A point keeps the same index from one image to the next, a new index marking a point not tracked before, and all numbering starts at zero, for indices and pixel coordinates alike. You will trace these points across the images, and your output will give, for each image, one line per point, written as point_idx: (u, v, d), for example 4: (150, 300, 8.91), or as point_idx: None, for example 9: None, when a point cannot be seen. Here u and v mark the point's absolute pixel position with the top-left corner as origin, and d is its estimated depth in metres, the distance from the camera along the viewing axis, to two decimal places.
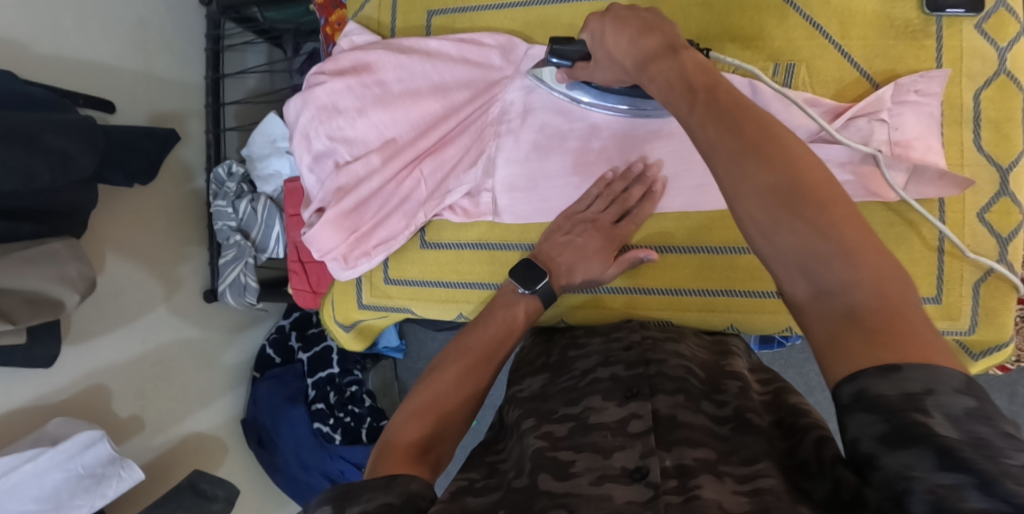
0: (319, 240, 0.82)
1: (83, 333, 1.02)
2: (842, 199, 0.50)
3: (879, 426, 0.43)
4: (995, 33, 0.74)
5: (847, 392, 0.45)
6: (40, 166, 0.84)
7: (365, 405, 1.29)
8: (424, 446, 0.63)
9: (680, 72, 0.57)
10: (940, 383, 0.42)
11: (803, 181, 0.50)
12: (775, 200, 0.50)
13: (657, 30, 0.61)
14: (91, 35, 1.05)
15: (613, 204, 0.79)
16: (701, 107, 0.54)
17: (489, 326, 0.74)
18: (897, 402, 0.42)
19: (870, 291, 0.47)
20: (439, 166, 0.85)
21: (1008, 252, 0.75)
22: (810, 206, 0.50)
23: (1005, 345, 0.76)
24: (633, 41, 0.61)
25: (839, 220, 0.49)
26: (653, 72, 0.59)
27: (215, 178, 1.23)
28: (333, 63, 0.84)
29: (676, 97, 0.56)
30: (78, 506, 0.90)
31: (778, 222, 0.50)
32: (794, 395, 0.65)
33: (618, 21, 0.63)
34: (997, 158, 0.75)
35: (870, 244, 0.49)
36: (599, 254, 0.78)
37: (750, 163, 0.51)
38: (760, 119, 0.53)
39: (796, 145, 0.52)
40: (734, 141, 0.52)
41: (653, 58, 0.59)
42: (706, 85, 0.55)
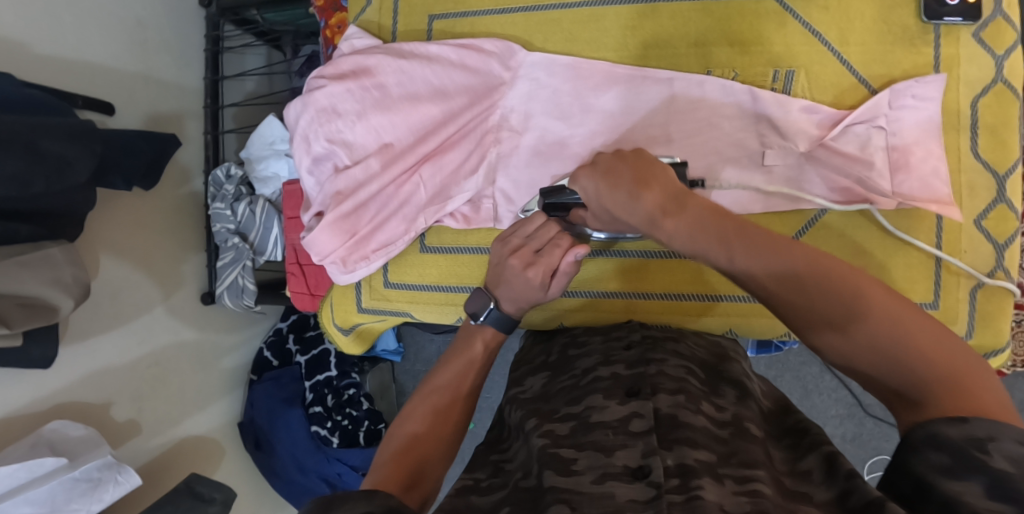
0: (318, 243, 0.82)
1: (81, 334, 1.02)
2: (893, 300, 0.52)
3: (942, 458, 0.45)
4: (992, 41, 0.75)
5: (916, 435, 0.47)
6: (36, 176, 0.84)
7: (362, 408, 1.30)
8: (406, 483, 0.63)
9: (703, 217, 0.56)
10: (1002, 432, 0.44)
11: (863, 305, 0.52)
12: (837, 324, 0.52)
13: (655, 177, 0.59)
14: (89, 37, 1.05)
15: (544, 247, 0.74)
16: (737, 253, 0.55)
17: (460, 354, 0.76)
18: (961, 443, 0.45)
19: (948, 380, 0.49)
20: (439, 171, 0.84)
21: (1005, 258, 0.75)
22: (872, 324, 0.51)
23: (1002, 351, 0.76)
24: (632, 197, 0.58)
25: (903, 321, 0.51)
26: (669, 228, 0.57)
27: (214, 180, 1.23)
28: (333, 67, 0.84)
29: (707, 244, 0.56)
30: (74, 510, 0.89)
31: (847, 341, 0.52)
32: (799, 414, 0.67)
33: (607, 176, 0.60)
34: (994, 165, 0.75)
35: (943, 342, 0.50)
36: (536, 287, 0.73)
37: (804, 298, 0.53)
38: (796, 252, 0.54)
39: (834, 264, 0.54)
40: (780, 284, 0.54)
41: (663, 215, 0.57)
42: (730, 230, 0.55)
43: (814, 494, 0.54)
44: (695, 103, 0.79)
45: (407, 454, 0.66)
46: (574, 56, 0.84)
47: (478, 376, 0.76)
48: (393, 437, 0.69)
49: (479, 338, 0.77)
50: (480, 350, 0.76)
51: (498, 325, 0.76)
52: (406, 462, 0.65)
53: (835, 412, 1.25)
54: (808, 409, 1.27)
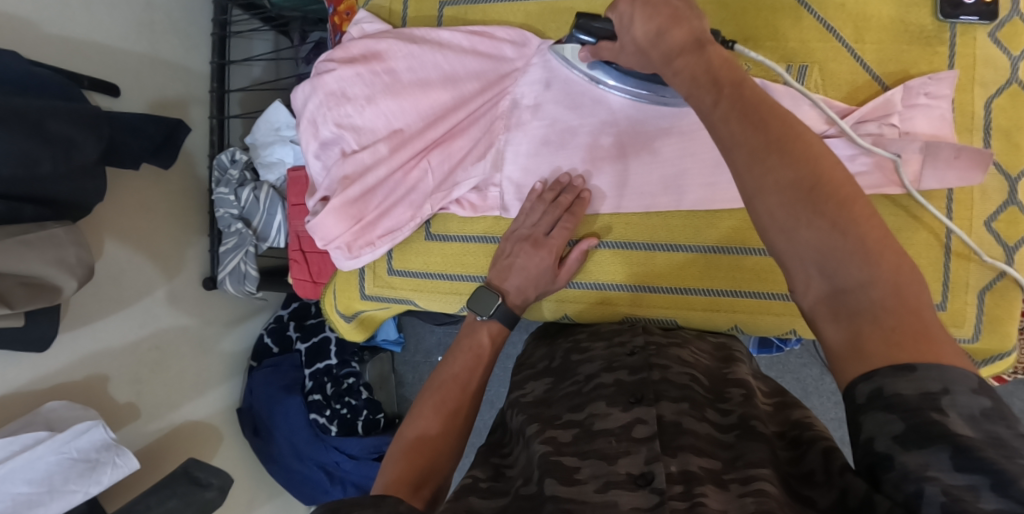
0: (323, 227, 0.80)
1: (82, 314, 1.01)
2: (862, 199, 0.50)
3: (897, 425, 0.44)
4: (1008, 42, 0.74)
5: (862, 390, 0.46)
6: (44, 155, 0.84)
7: (361, 398, 1.30)
8: (415, 482, 0.64)
9: (707, 67, 0.55)
10: (956, 382, 0.44)
11: (825, 183, 0.50)
12: (796, 197, 0.50)
13: (686, 21, 0.57)
14: (97, 17, 1.04)
15: (551, 230, 0.80)
16: (725, 100, 0.53)
17: (464, 350, 0.78)
18: (915, 402, 0.44)
19: (887, 290, 0.48)
20: (447, 157, 0.84)
21: (1014, 260, 0.75)
22: (828, 205, 0.50)
23: (1008, 354, 0.76)
24: (659, 33, 0.58)
25: (859, 219, 0.49)
26: (678, 66, 0.56)
27: (219, 164, 1.23)
28: (343, 50, 0.83)
29: (699, 88, 0.55)
30: (72, 491, 0.89)
31: (797, 219, 0.50)
32: (799, 410, 0.65)
33: (644, 5, 0.58)
34: (1006, 167, 0.75)
35: (894, 251, 0.49)
36: (546, 269, 0.80)
37: (772, 160, 0.51)
38: (782, 116, 0.52)
39: (815, 140, 0.52)
40: (758, 138, 0.51)
41: (680, 53, 0.57)
42: (732, 80, 0.54)
43: (818, 499, 0.53)
44: None
45: (418, 452, 0.67)
46: None
47: (485, 369, 0.77)
48: (402, 437, 0.69)
49: (484, 331, 0.80)
50: (487, 342, 0.79)
51: (502, 318, 0.80)
52: (416, 459, 0.66)
53: (835, 414, 1.25)
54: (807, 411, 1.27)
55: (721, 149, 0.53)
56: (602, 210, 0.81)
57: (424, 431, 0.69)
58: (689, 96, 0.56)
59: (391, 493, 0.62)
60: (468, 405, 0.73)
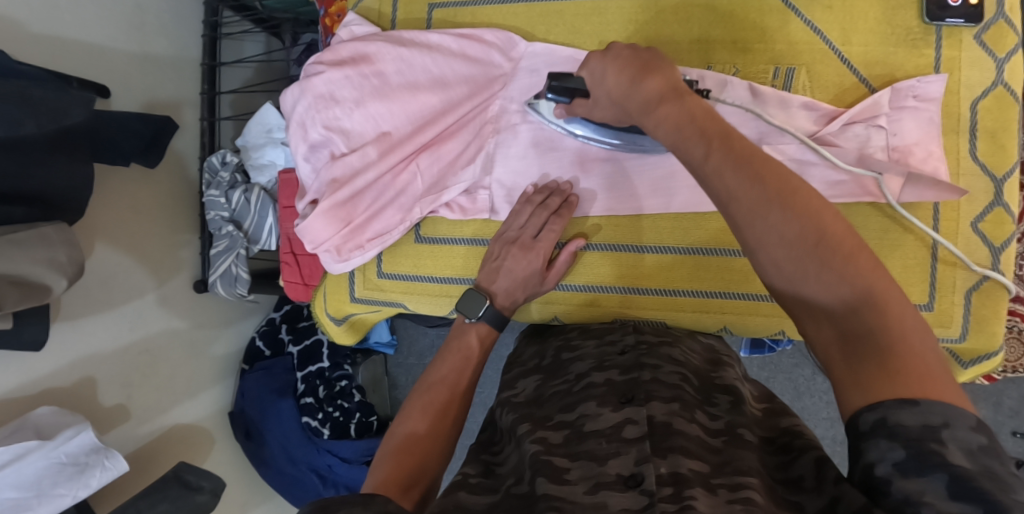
0: (312, 231, 0.80)
1: (72, 317, 1.01)
2: (865, 249, 0.53)
3: (897, 452, 0.46)
4: (994, 44, 0.74)
5: (867, 420, 0.48)
6: (28, 120, 0.82)
7: (354, 400, 1.30)
8: (405, 483, 0.64)
9: (689, 117, 0.58)
10: (957, 419, 0.46)
11: (828, 237, 0.52)
12: (801, 251, 0.53)
13: (658, 71, 0.61)
14: (86, 18, 1.04)
15: (539, 233, 0.80)
16: (718, 154, 0.55)
17: (455, 351, 0.78)
18: (918, 433, 0.46)
19: (895, 335, 0.50)
20: (437, 160, 0.84)
21: (1000, 260, 0.75)
22: (832, 257, 0.52)
23: (995, 354, 0.76)
24: (634, 83, 0.61)
25: (864, 270, 0.52)
26: (660, 116, 0.59)
27: (209, 166, 1.22)
28: (332, 53, 0.83)
29: (691, 140, 0.56)
30: (60, 495, 0.89)
31: (804, 272, 0.53)
32: (788, 418, 0.65)
33: (616, 61, 0.63)
34: (992, 168, 0.75)
35: (899, 298, 0.51)
36: (534, 272, 0.80)
37: (774, 215, 0.53)
38: (777, 169, 0.54)
39: (813, 193, 0.54)
40: (757, 193, 0.53)
41: (661, 101, 0.59)
42: (719, 132, 0.56)
43: (807, 504, 0.53)
44: None
45: (408, 452, 0.67)
46: (575, 48, 0.83)
47: (475, 371, 0.77)
48: (392, 436, 0.69)
49: (473, 333, 0.79)
50: (475, 344, 0.79)
51: (491, 321, 0.80)
52: (406, 460, 0.66)
53: (827, 413, 1.26)
54: (799, 411, 1.27)
55: (722, 203, 0.55)
56: (592, 213, 0.82)
57: (413, 431, 0.69)
58: (678, 148, 0.58)
59: (381, 492, 0.62)
60: (457, 405, 0.73)
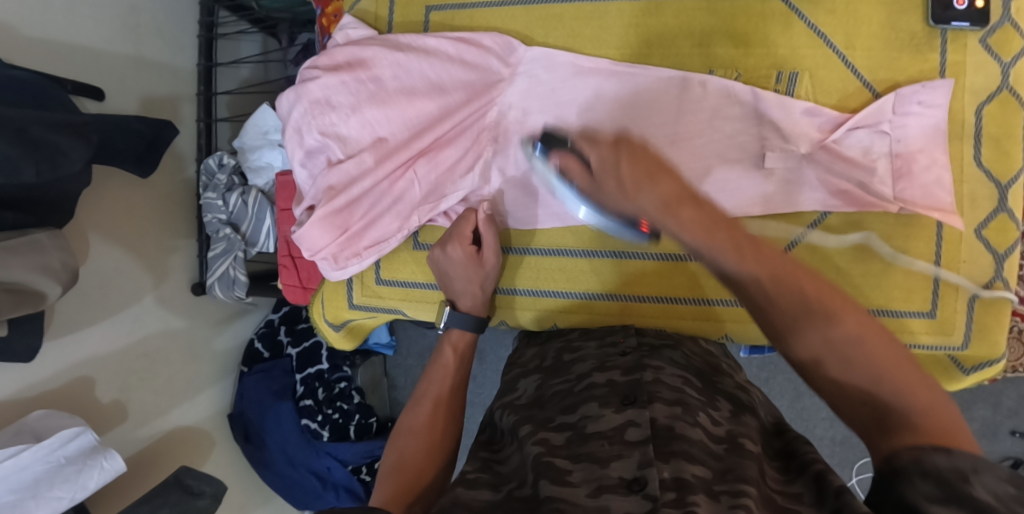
0: (309, 238, 0.80)
1: (68, 323, 1.00)
2: (898, 346, 0.53)
3: (931, 488, 0.44)
4: (1000, 49, 0.73)
5: (901, 459, 0.47)
6: (26, 164, 0.81)
7: (354, 402, 1.29)
8: (405, 498, 0.64)
9: (712, 219, 0.56)
10: (987, 467, 0.44)
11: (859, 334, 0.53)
12: (835, 347, 0.53)
13: (668, 172, 0.59)
14: (81, 20, 1.03)
15: (455, 226, 0.80)
16: (745, 256, 0.56)
17: (432, 364, 0.77)
18: (950, 475, 0.44)
19: (932, 420, 0.49)
20: (435, 167, 0.83)
21: (1004, 268, 0.74)
22: (862, 351, 0.52)
23: (998, 361, 0.76)
24: (641, 186, 0.59)
25: (894, 365, 0.51)
26: (677, 214, 0.57)
27: (207, 168, 1.20)
28: (327, 58, 0.83)
29: (714, 239, 0.56)
30: (57, 497, 0.89)
31: (841, 365, 0.53)
32: (792, 430, 0.65)
33: (632, 157, 0.60)
34: (996, 174, 0.74)
35: (934, 389, 0.51)
36: (461, 262, 0.79)
37: (805, 313, 0.54)
38: (805, 273, 0.55)
39: (839, 295, 0.55)
40: (784, 296, 0.55)
41: (676, 199, 0.58)
42: (744, 236, 0.57)
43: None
44: (698, 104, 0.78)
45: (405, 471, 0.67)
46: (575, 53, 0.82)
47: (458, 376, 0.77)
48: (389, 452, 0.71)
49: (448, 344, 0.79)
50: (451, 356, 0.77)
51: (462, 324, 0.79)
52: (406, 478, 0.66)
53: (827, 414, 1.25)
54: (799, 411, 1.27)
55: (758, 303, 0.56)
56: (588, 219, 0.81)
57: (410, 442, 0.70)
58: (706, 248, 0.57)
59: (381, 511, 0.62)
60: (444, 413, 0.73)
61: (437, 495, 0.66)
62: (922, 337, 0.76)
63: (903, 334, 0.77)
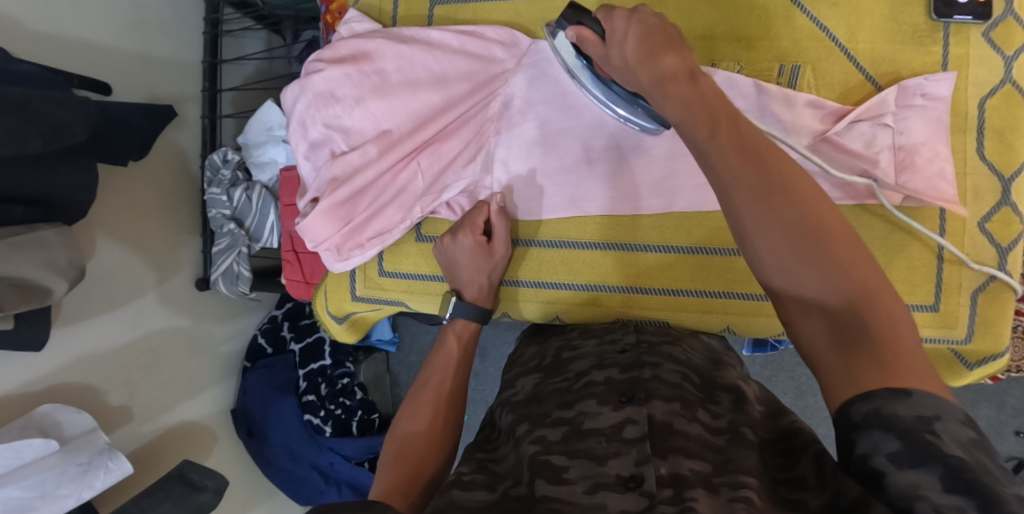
0: (312, 230, 0.80)
1: (73, 317, 1.00)
2: (858, 244, 0.53)
3: (893, 442, 0.45)
4: (1003, 42, 0.73)
5: (859, 410, 0.48)
6: (31, 135, 0.82)
7: (355, 398, 1.30)
8: (405, 490, 0.64)
9: (700, 96, 0.56)
10: (947, 412, 0.46)
11: (822, 225, 0.52)
12: (796, 238, 0.52)
13: (673, 49, 0.58)
14: (88, 15, 1.04)
15: (466, 216, 0.81)
16: (725, 137, 0.54)
17: (436, 353, 0.78)
18: (912, 424, 0.45)
19: (884, 326, 0.50)
20: (438, 159, 0.83)
21: (1007, 262, 0.74)
22: (823, 243, 0.52)
23: (1001, 355, 0.75)
24: (649, 57, 0.58)
25: (853, 263, 0.52)
26: (668, 91, 0.57)
27: (210, 164, 1.22)
28: (332, 50, 0.83)
29: (693, 117, 0.55)
30: (64, 496, 0.90)
31: (797, 258, 0.52)
32: (791, 415, 0.65)
33: (643, 32, 0.59)
34: (999, 167, 0.74)
35: (889, 293, 0.52)
36: (472, 250, 0.79)
37: (772, 200, 0.53)
38: (779, 156, 0.54)
39: (809, 182, 0.54)
40: (755, 178, 0.53)
41: (671, 77, 0.57)
42: (727, 113, 0.55)
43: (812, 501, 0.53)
44: None
45: (405, 462, 0.67)
46: None
47: (458, 370, 0.77)
48: (390, 442, 0.71)
49: (452, 333, 0.79)
50: (455, 345, 0.78)
51: (466, 314, 0.80)
52: (406, 470, 0.66)
53: (830, 412, 1.25)
54: (802, 410, 1.27)
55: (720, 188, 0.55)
56: (592, 212, 0.81)
57: (410, 434, 0.70)
58: (683, 124, 0.56)
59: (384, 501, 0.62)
60: (447, 406, 0.73)
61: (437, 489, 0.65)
62: (924, 330, 0.77)
63: None
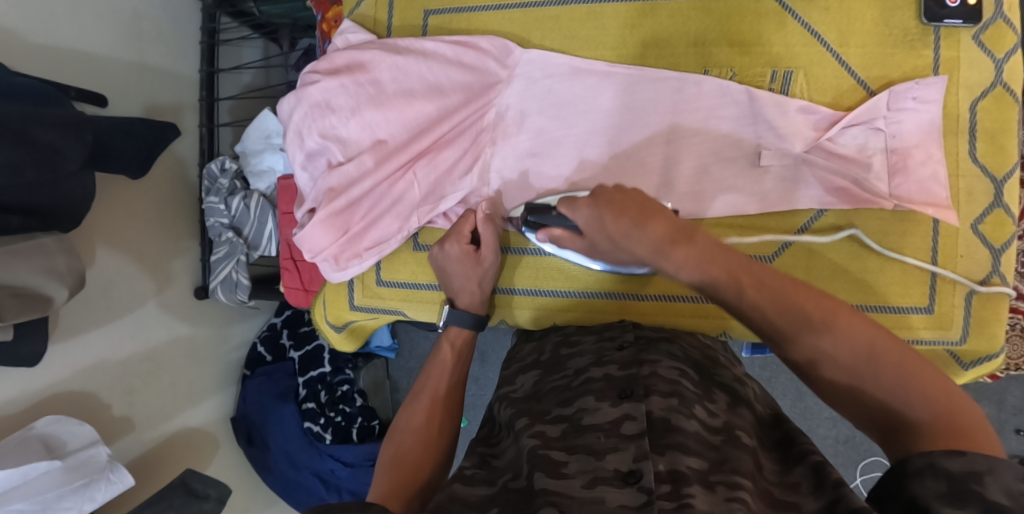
0: (310, 240, 0.81)
1: (72, 327, 1.01)
2: (907, 350, 0.56)
3: (942, 486, 0.47)
4: (993, 44, 0.74)
5: (916, 462, 0.49)
6: (27, 166, 0.83)
7: (355, 405, 1.31)
8: (402, 494, 0.65)
9: (708, 253, 0.60)
10: (1000, 466, 0.47)
11: (868, 343, 0.56)
12: (849, 361, 0.56)
13: (658, 213, 0.61)
14: (84, 27, 1.04)
15: (454, 225, 0.81)
16: (749, 290, 0.59)
17: (430, 360, 0.78)
18: (961, 475, 0.47)
19: (947, 414, 0.52)
20: (434, 169, 0.84)
21: (1001, 263, 0.75)
22: (874, 361, 0.55)
23: (997, 355, 0.76)
24: (636, 228, 0.61)
25: (907, 369, 0.54)
26: (674, 257, 0.60)
27: (208, 173, 1.22)
28: (327, 62, 0.84)
29: (709, 274, 0.59)
30: (66, 508, 0.90)
31: (854, 378, 0.56)
32: (787, 422, 0.66)
33: (610, 206, 0.62)
34: (992, 169, 0.75)
35: (947, 386, 0.54)
36: (460, 260, 0.79)
37: (817, 335, 0.57)
38: (807, 295, 0.58)
39: (847, 311, 0.57)
40: (793, 320, 0.58)
41: (671, 242, 0.60)
42: (741, 266, 0.60)
43: (803, 504, 0.54)
44: (694, 104, 0.79)
45: (403, 467, 0.68)
46: (572, 54, 0.83)
47: (455, 374, 0.77)
48: (387, 445, 0.71)
49: (446, 342, 0.79)
50: (449, 353, 0.78)
51: (461, 322, 0.80)
52: (403, 474, 0.67)
53: (829, 412, 1.25)
54: (801, 411, 1.27)
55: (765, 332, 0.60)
56: None
57: (406, 439, 0.71)
58: (702, 282, 0.60)
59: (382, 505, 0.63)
60: (441, 411, 0.73)
61: (434, 493, 0.66)
62: (919, 332, 0.77)
63: (904, 330, 0.77)
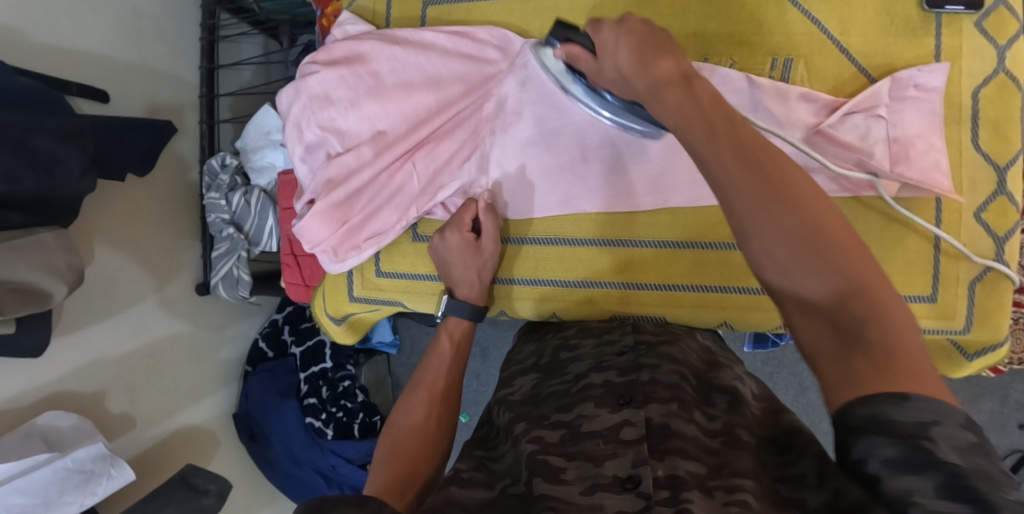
0: (308, 231, 0.81)
1: (73, 324, 1.01)
2: (862, 248, 0.49)
3: (889, 450, 0.43)
4: (996, 31, 0.73)
5: (857, 414, 0.44)
6: (26, 173, 0.82)
7: (357, 400, 1.31)
8: (399, 488, 0.64)
9: (694, 99, 0.53)
10: (947, 416, 0.42)
11: (822, 225, 0.48)
12: (800, 242, 0.48)
13: (669, 52, 0.56)
14: (84, 24, 1.04)
15: (455, 214, 0.81)
16: (722, 143, 0.50)
17: (429, 354, 0.78)
18: (909, 429, 0.42)
19: (892, 330, 0.46)
20: (433, 160, 0.84)
21: (1005, 251, 0.74)
22: (828, 244, 0.48)
23: (1000, 345, 0.75)
24: (644, 65, 0.56)
25: (860, 267, 0.48)
26: (662, 99, 0.55)
27: (208, 169, 1.21)
28: (326, 53, 0.83)
29: (690, 119, 0.52)
30: (67, 502, 0.90)
31: (799, 263, 0.48)
32: (790, 416, 0.65)
33: (632, 33, 0.59)
34: (995, 157, 0.74)
35: (893, 296, 0.47)
36: (461, 249, 0.79)
37: (773, 206, 0.48)
38: (779, 161, 0.50)
39: (811, 187, 0.50)
40: (756, 184, 0.49)
41: (666, 85, 0.55)
42: (722, 115, 0.52)
43: (810, 499, 0.52)
44: None
45: (401, 460, 0.67)
46: None
47: (454, 370, 0.77)
48: (386, 437, 0.71)
49: (445, 333, 0.79)
50: (447, 346, 0.78)
51: (459, 313, 0.80)
52: (400, 467, 0.67)
53: None
54: (804, 405, 1.26)
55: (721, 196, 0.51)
56: (589, 208, 0.81)
57: (405, 433, 0.70)
58: (680, 128, 0.53)
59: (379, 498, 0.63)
60: (440, 406, 0.73)
61: (433, 489, 0.66)
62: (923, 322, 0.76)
63: None
